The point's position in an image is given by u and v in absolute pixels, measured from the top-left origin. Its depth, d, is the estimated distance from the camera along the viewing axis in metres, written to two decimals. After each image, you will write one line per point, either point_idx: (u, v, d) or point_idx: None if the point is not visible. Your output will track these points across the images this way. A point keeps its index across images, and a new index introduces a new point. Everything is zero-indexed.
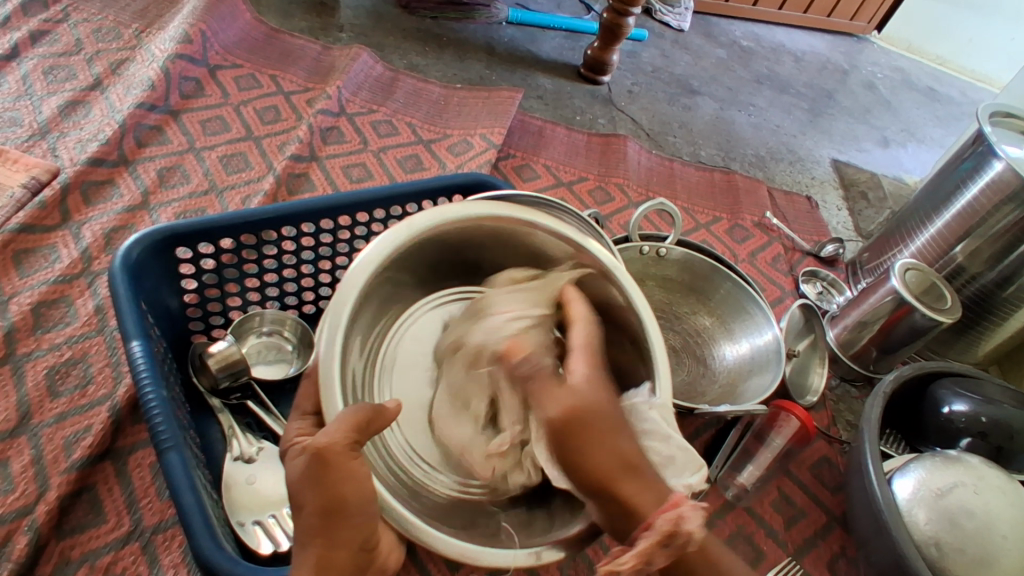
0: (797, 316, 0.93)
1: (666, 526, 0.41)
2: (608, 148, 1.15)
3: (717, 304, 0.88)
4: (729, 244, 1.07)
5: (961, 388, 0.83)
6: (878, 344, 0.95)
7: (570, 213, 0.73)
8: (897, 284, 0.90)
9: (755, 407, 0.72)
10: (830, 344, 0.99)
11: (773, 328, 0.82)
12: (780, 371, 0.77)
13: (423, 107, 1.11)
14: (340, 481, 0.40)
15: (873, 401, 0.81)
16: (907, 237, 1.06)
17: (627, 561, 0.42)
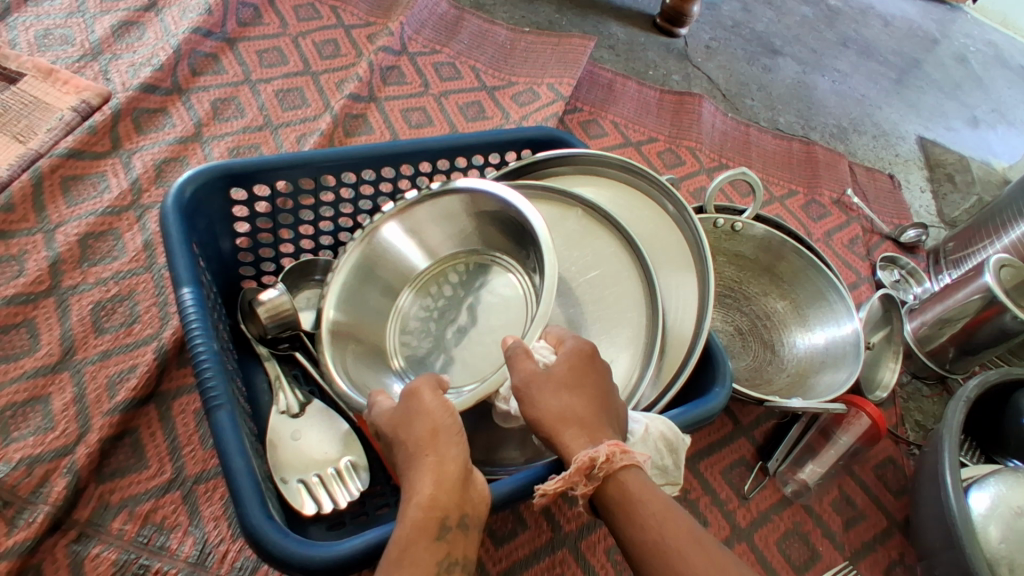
0: (876, 307, 0.86)
1: (583, 458, 0.42)
2: (682, 108, 1.08)
3: (791, 287, 0.82)
4: (804, 221, 1.00)
5: None
6: (958, 344, 0.88)
7: (649, 178, 0.69)
8: (992, 280, 0.83)
9: (833, 403, 0.66)
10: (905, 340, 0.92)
11: (852, 318, 0.75)
12: (857, 370, 0.71)
13: (488, 51, 1.04)
14: (434, 419, 0.45)
15: (956, 404, 0.74)
16: (1000, 229, 0.96)
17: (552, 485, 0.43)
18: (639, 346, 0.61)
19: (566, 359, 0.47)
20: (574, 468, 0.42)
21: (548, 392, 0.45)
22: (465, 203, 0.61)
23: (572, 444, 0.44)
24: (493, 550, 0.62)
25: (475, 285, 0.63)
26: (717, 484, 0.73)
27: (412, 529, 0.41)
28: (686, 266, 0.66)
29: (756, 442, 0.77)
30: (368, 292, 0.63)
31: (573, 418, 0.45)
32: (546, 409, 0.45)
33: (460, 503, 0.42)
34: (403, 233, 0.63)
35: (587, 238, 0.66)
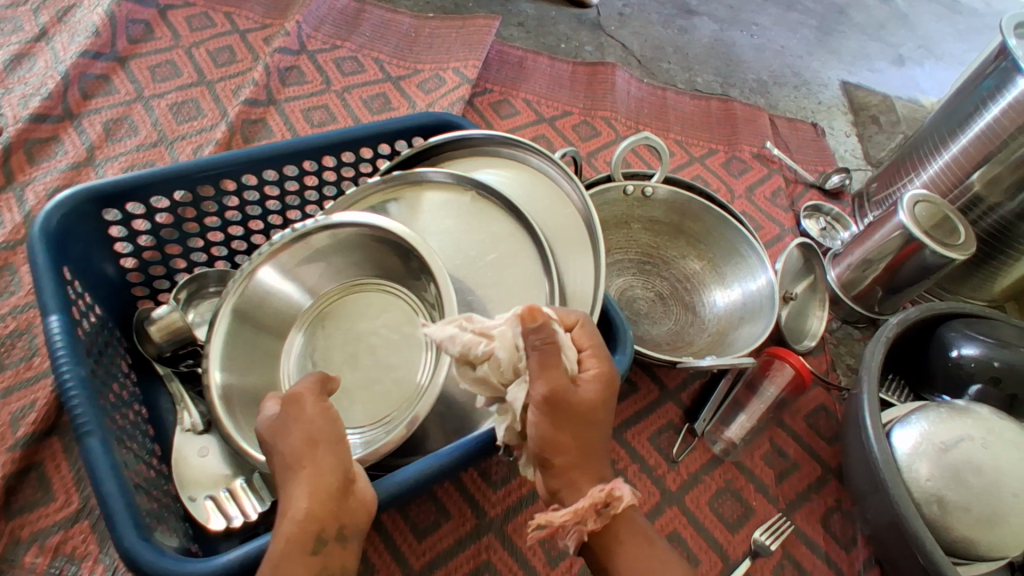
0: (798, 257, 0.86)
1: (600, 497, 0.45)
2: (595, 79, 1.07)
3: (707, 246, 0.82)
4: (725, 179, 1.00)
5: (972, 330, 0.74)
6: (884, 284, 0.87)
7: (537, 154, 0.69)
8: (906, 219, 0.80)
9: (742, 360, 0.67)
10: (831, 286, 0.91)
11: (766, 271, 0.75)
12: (773, 320, 0.71)
13: (391, 41, 1.03)
14: (324, 427, 0.44)
15: (877, 342, 0.73)
16: (918, 165, 0.95)
17: (560, 517, 0.45)
18: None
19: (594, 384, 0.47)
20: (590, 503, 0.45)
21: (569, 422, 0.45)
22: (331, 238, 0.62)
23: (582, 482, 0.46)
24: (416, 543, 0.61)
25: (360, 316, 0.65)
26: (645, 451, 0.73)
27: (288, 544, 0.40)
28: (580, 242, 0.65)
29: (683, 405, 0.77)
30: (256, 338, 0.64)
31: (582, 451, 0.46)
32: (559, 439, 0.45)
33: (337, 513, 0.42)
34: (280, 276, 0.64)
35: (483, 221, 0.66)
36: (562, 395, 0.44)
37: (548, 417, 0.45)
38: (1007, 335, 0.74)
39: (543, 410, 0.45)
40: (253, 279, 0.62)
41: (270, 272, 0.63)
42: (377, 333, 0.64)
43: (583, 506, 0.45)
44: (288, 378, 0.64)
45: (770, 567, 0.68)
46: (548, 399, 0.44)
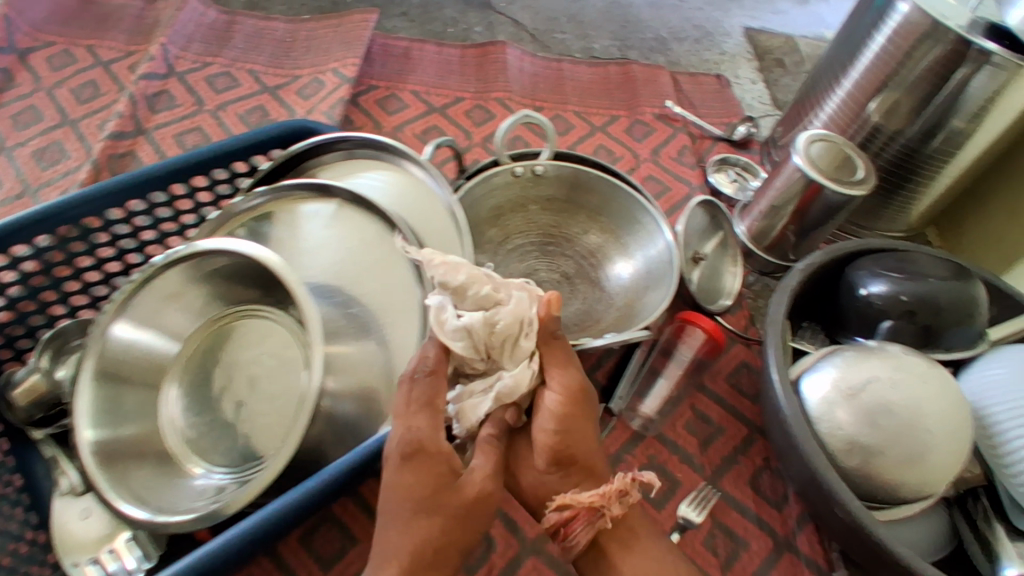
0: (704, 216, 0.84)
1: (625, 486, 0.49)
2: (485, 59, 1.04)
3: (607, 218, 0.80)
4: (628, 144, 0.98)
5: (878, 267, 0.73)
6: (796, 226, 0.84)
7: (398, 152, 0.67)
8: (800, 161, 0.78)
9: (636, 334, 0.65)
10: (741, 240, 0.89)
11: (667, 237, 0.73)
12: (673, 284, 0.70)
13: (266, 50, 0.98)
14: (428, 478, 0.44)
15: (788, 280, 0.72)
16: (817, 103, 0.92)
17: (585, 500, 0.48)
18: (417, 328, 0.59)
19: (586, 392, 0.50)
20: (614, 489, 0.49)
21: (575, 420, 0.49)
22: (188, 271, 0.59)
23: (602, 474, 0.50)
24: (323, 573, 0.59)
25: (233, 347, 0.63)
26: None
27: None
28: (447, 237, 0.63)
29: (599, 383, 0.74)
30: (123, 395, 0.59)
31: (590, 448, 0.50)
32: (579, 438, 0.49)
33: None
34: (138, 326, 0.59)
35: (351, 230, 0.63)
36: (577, 393, 0.49)
37: (561, 416, 0.48)
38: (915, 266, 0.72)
39: (555, 410, 0.48)
40: (113, 334, 0.58)
41: (126, 325, 0.59)
42: (252, 360, 0.61)
43: (608, 490, 0.48)
44: (172, 424, 0.61)
45: (700, 539, 0.66)
46: (565, 399, 0.48)
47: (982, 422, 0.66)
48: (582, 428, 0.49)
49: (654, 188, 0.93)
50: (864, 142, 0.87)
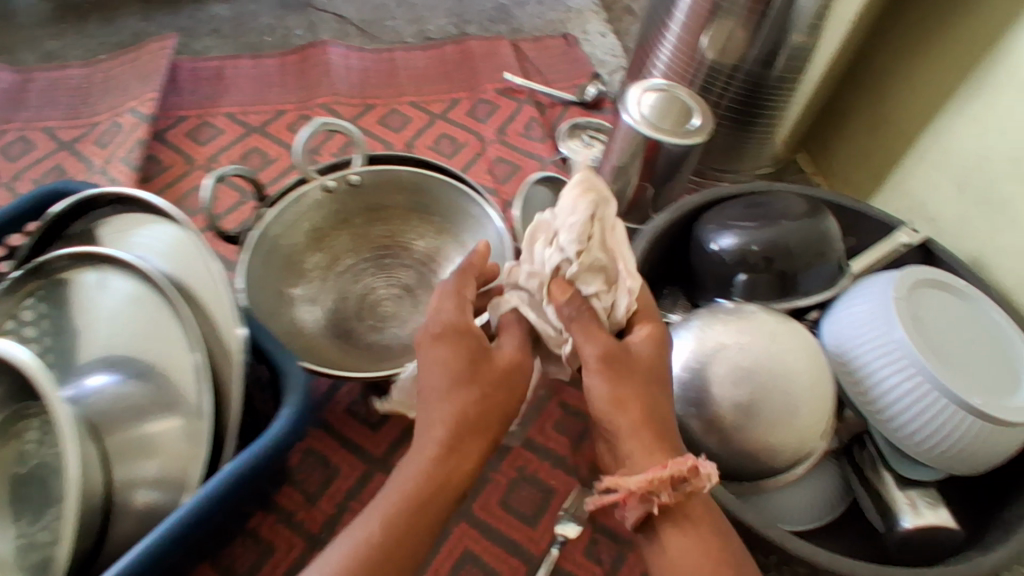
0: (548, 194, 0.76)
1: (683, 468, 0.40)
2: (307, 65, 0.95)
3: (439, 217, 0.73)
4: (472, 127, 0.90)
5: (728, 218, 0.67)
6: (651, 175, 0.76)
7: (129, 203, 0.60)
8: (633, 120, 0.71)
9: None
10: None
11: (500, 227, 0.68)
12: (509, 278, 0.64)
13: (61, 101, 0.89)
14: (460, 384, 0.42)
15: (642, 240, 0.67)
16: (651, 55, 0.85)
17: (635, 483, 0.40)
18: (193, 382, 0.51)
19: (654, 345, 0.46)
20: (669, 473, 0.39)
21: (664, 357, 0.45)
22: None
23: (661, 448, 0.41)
24: None
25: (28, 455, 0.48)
26: None
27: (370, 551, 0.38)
28: (194, 271, 0.55)
29: None
30: None
31: (643, 419, 0.42)
32: (627, 395, 0.42)
33: (418, 524, 0.39)
34: None
35: (97, 303, 0.55)
36: (618, 350, 0.44)
37: (612, 369, 0.43)
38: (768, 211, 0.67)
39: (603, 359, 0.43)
40: None
41: None
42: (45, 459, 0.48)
43: (656, 474, 0.40)
44: None
45: (582, 549, 0.62)
46: (611, 357, 0.43)
47: (845, 367, 0.61)
48: (635, 388, 0.42)
49: (503, 170, 0.86)
50: (705, 84, 0.81)
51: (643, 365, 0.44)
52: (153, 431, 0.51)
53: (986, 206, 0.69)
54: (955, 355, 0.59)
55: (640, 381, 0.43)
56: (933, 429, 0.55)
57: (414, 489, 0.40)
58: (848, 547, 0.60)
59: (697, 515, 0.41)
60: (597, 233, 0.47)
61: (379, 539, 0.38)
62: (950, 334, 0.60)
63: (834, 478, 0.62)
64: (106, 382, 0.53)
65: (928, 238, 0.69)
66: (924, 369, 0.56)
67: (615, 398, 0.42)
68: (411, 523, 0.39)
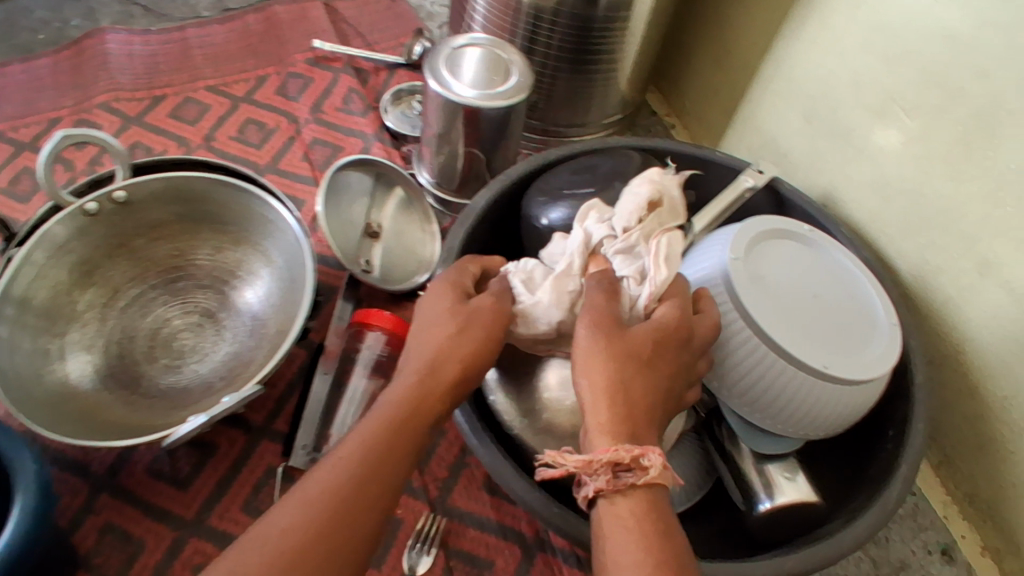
0: (362, 179, 0.67)
1: (625, 454, 0.38)
2: (79, 59, 0.81)
3: (234, 225, 0.63)
4: (282, 108, 0.78)
5: (556, 188, 0.59)
6: (477, 142, 0.67)
7: None
8: (438, 85, 0.63)
9: (250, 388, 0.50)
10: (430, 192, 0.73)
11: (298, 228, 0.58)
12: (311, 289, 0.55)
13: None
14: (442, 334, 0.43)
15: (461, 222, 0.57)
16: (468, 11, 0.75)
17: (574, 462, 0.40)
18: None
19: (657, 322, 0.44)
20: (611, 456, 0.38)
21: (666, 344, 0.44)
22: None
23: (623, 431, 0.39)
24: None
25: None
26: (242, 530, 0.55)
27: (323, 499, 0.36)
28: None
29: (282, 436, 0.59)
30: None
31: (605, 389, 0.41)
32: (602, 373, 0.41)
33: (383, 475, 0.38)
34: None
35: None
36: (612, 316, 0.44)
37: (602, 337, 0.43)
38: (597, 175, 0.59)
39: (590, 325, 0.44)
40: None
41: None
42: None
43: (599, 456, 0.38)
44: None
45: None
46: (610, 322, 0.44)
47: None
48: (620, 359, 0.41)
49: (322, 154, 0.75)
50: (529, 43, 0.72)
51: (637, 345, 0.42)
52: None
53: (832, 135, 0.64)
54: (806, 313, 0.53)
55: (623, 350, 0.42)
56: (790, 404, 0.52)
57: (379, 430, 0.39)
58: (708, 537, 0.55)
59: (639, 507, 0.38)
60: (653, 221, 0.52)
61: (341, 476, 0.37)
62: (797, 287, 0.55)
63: (694, 460, 0.57)
64: None
65: (773, 176, 0.63)
66: (772, 344, 0.51)
67: (602, 368, 0.41)
68: (378, 460, 0.38)
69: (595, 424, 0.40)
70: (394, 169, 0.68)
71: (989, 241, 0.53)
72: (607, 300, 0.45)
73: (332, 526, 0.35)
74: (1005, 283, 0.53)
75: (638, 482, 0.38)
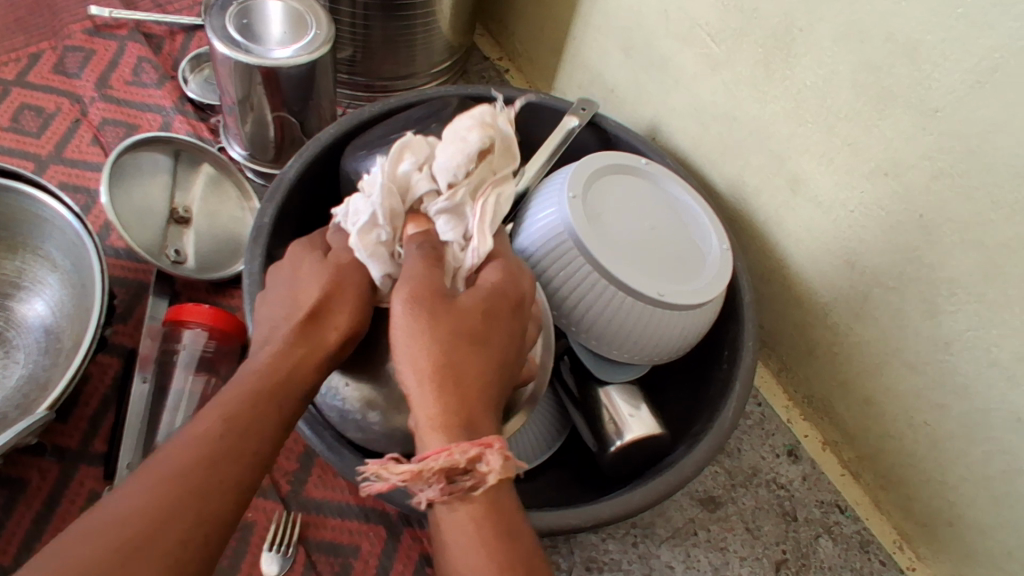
0: (156, 159, 0.60)
1: (464, 456, 0.33)
2: None
3: (4, 231, 0.55)
4: (61, 89, 0.69)
5: (372, 143, 0.54)
6: (284, 107, 0.61)
7: None
8: (224, 46, 0.56)
9: (35, 415, 0.44)
10: (246, 165, 0.67)
11: (76, 224, 0.52)
12: (99, 290, 0.49)
13: None
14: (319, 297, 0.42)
15: (268, 199, 0.52)
16: None
17: (404, 470, 0.35)
18: None
19: (483, 294, 0.40)
20: (442, 462, 0.33)
21: (497, 311, 0.40)
22: None
23: (452, 419, 0.35)
24: None
25: None
26: None
27: (186, 457, 0.32)
28: None
29: (104, 458, 0.54)
30: None
31: (434, 370, 0.36)
32: (424, 349, 0.36)
33: (252, 438, 0.34)
34: None
35: None
36: (436, 285, 0.39)
37: (424, 311, 0.38)
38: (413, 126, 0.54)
39: (412, 296, 0.39)
40: None
41: None
42: None
43: (429, 462, 0.33)
44: None
45: None
46: (435, 294, 0.39)
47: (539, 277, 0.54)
48: (448, 332, 0.37)
49: (114, 135, 0.66)
50: None
51: (466, 315, 0.38)
52: None
53: (650, 66, 0.64)
54: (643, 247, 0.53)
55: (449, 325, 0.37)
56: (632, 333, 0.52)
57: (250, 391, 0.36)
58: (566, 482, 0.55)
59: (476, 512, 0.33)
60: (486, 168, 0.46)
61: (214, 431, 0.33)
62: (633, 222, 0.54)
63: (547, 408, 0.57)
64: None
65: (595, 114, 0.62)
66: (615, 280, 0.51)
67: (425, 345, 0.37)
68: (263, 405, 0.36)
69: (427, 414, 0.35)
70: (191, 143, 0.61)
71: (797, 159, 0.55)
72: (428, 271, 0.40)
73: (186, 490, 0.31)
74: (813, 198, 0.55)
75: (476, 486, 0.33)
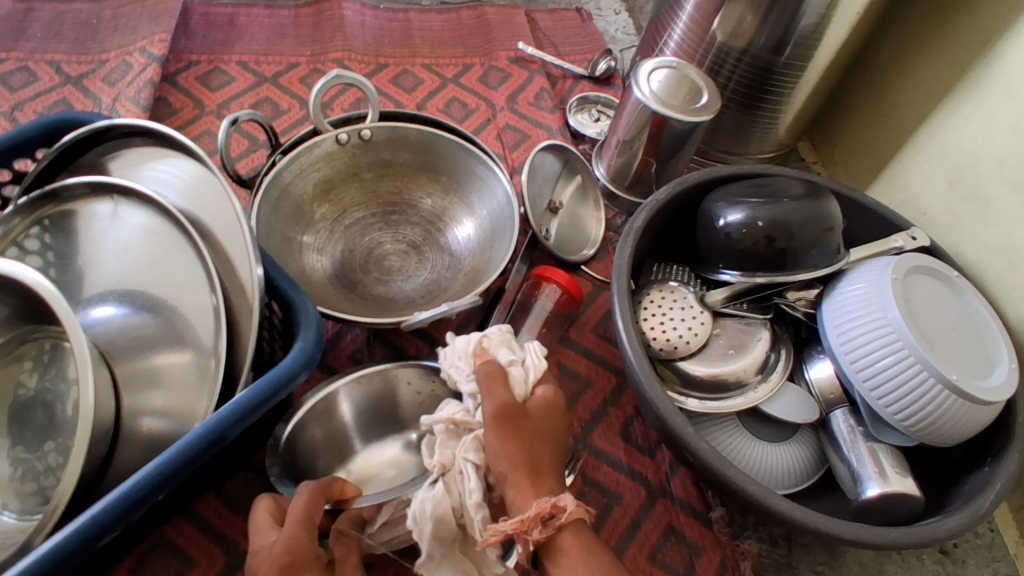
0: (554, 163, 0.79)
1: (550, 503, 0.46)
2: (322, 18, 0.94)
3: (447, 176, 0.75)
4: (484, 93, 0.91)
5: (737, 195, 0.70)
6: (655, 154, 0.79)
7: (139, 138, 0.60)
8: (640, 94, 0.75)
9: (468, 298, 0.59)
10: (603, 184, 0.85)
11: (508, 189, 0.70)
12: (515, 236, 0.67)
13: (70, 36, 0.85)
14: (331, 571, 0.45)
15: (640, 213, 0.69)
16: (662, 37, 0.86)
17: (508, 524, 0.45)
18: (211, 324, 0.51)
19: (544, 397, 0.53)
20: (537, 508, 0.45)
21: (552, 413, 0.52)
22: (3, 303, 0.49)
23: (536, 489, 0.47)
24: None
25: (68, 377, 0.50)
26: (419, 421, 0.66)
27: None
28: (226, 208, 0.54)
29: None
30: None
31: (518, 458, 0.48)
32: (506, 450, 0.49)
33: None
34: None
35: (142, 239, 0.55)
36: (511, 402, 0.50)
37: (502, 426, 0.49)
38: (772, 191, 0.69)
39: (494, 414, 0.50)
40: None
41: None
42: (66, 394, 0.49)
43: (529, 513, 0.45)
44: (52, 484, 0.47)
45: None
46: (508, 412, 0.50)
47: (840, 335, 0.64)
48: (524, 438, 0.49)
49: (513, 137, 0.87)
50: (713, 67, 0.82)
51: (535, 423, 0.51)
52: (173, 361, 0.52)
53: (971, 203, 0.73)
54: (941, 339, 0.62)
55: (525, 430, 0.50)
56: (913, 407, 0.59)
57: None
58: None
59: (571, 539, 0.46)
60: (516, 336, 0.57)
61: None
62: (937, 318, 0.63)
63: (809, 446, 0.67)
64: (119, 313, 0.54)
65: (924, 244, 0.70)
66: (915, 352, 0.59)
67: (504, 448, 0.49)
68: None
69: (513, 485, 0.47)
70: (581, 159, 0.81)
71: None
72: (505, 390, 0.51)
73: None
74: None
75: (561, 520, 0.46)
